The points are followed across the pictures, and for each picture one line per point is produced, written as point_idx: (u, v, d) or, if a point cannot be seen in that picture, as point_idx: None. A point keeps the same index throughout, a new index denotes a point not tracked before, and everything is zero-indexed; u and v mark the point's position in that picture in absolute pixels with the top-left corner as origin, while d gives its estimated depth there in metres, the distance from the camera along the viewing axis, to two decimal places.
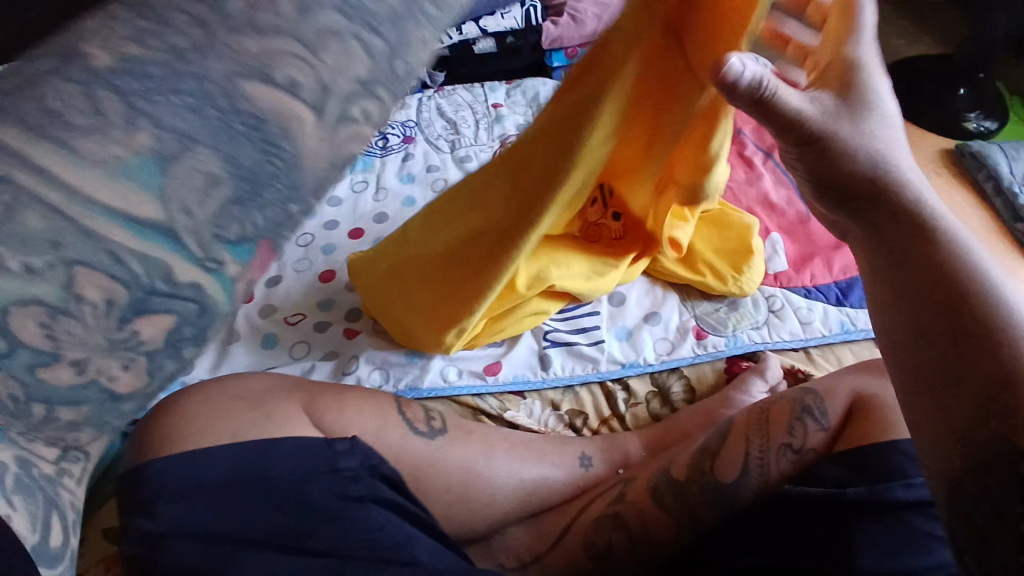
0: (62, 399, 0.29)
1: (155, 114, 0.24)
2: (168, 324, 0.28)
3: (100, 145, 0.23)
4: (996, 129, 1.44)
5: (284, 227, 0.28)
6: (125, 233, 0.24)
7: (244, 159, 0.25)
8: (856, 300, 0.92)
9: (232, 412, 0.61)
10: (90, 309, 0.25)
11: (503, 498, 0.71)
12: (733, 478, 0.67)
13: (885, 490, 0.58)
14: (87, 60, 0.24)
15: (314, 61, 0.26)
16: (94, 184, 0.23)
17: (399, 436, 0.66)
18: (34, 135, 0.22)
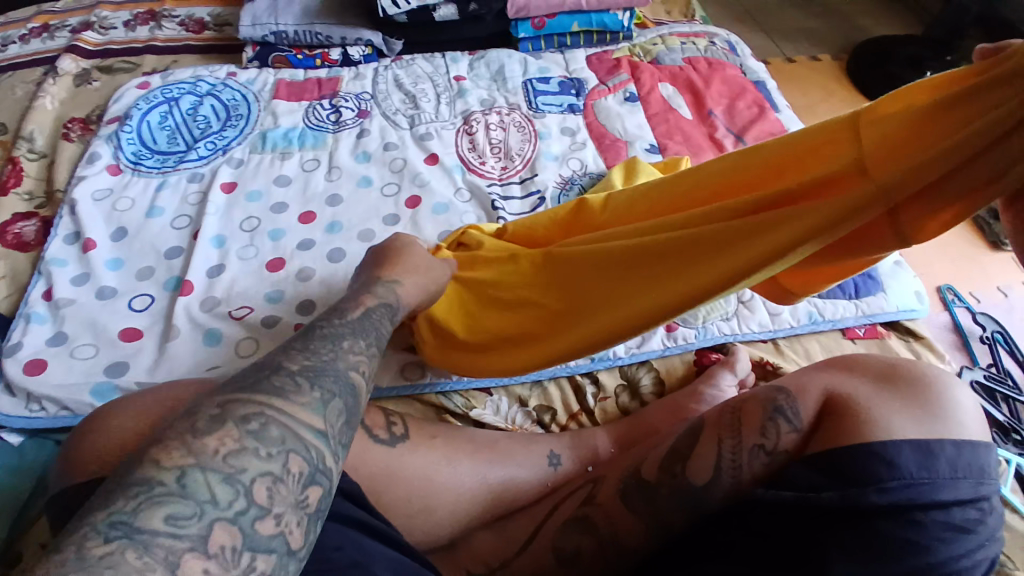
0: (260, 547, 0.39)
1: (322, 380, 0.47)
2: (320, 494, 0.43)
3: (297, 408, 0.44)
4: None
5: (343, 449, 0.46)
6: (314, 434, 0.44)
7: (340, 405, 0.47)
8: (826, 289, 0.90)
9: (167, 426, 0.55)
10: (297, 476, 0.42)
11: (467, 503, 0.68)
12: (705, 482, 0.65)
13: (857, 495, 0.56)
14: (280, 375, 0.46)
15: (360, 346, 0.54)
16: (309, 419, 0.44)
17: (355, 444, 0.62)
18: (264, 403, 0.44)
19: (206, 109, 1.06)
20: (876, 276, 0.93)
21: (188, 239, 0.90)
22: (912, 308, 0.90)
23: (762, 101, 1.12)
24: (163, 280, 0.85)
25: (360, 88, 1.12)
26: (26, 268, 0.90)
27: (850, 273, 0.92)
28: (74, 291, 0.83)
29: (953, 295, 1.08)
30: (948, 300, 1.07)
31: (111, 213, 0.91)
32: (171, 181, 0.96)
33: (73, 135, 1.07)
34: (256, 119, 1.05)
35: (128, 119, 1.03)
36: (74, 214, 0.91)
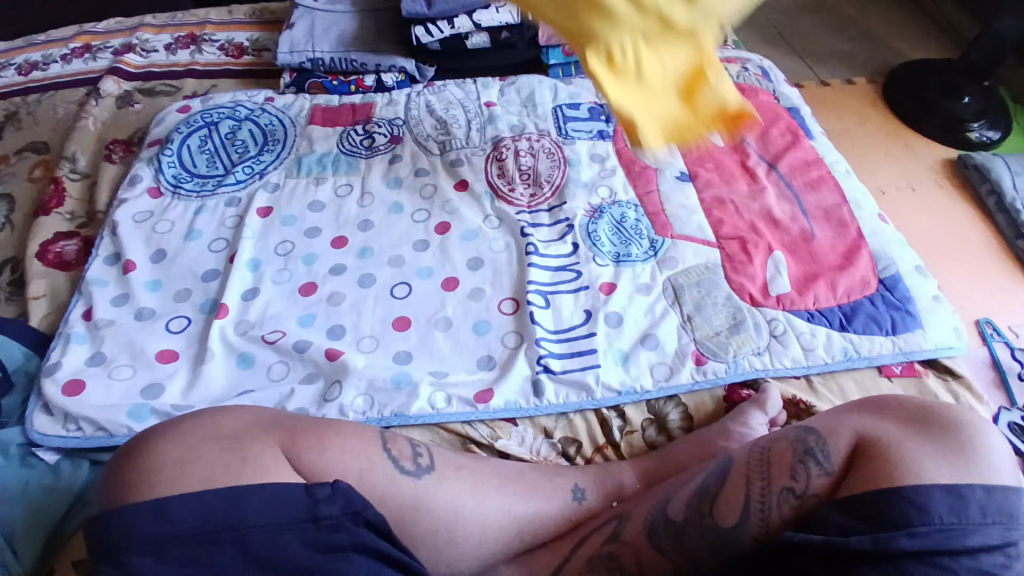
0: None
1: None
2: None
3: None
4: (998, 140, 1.41)
5: None
6: None
7: None
8: (860, 326, 0.89)
9: (199, 453, 0.56)
10: None
11: (492, 535, 0.67)
12: (734, 523, 0.64)
13: (888, 540, 0.55)
14: None
15: None
16: None
17: (385, 473, 0.62)
18: None
19: (244, 133, 1.09)
20: (913, 312, 0.91)
21: (223, 262, 0.92)
22: (949, 346, 0.88)
23: (795, 130, 1.13)
24: (198, 302, 0.88)
25: (393, 114, 1.14)
26: (67, 288, 0.93)
27: (887, 308, 0.91)
28: (113, 312, 0.86)
29: (991, 327, 1.06)
30: (987, 334, 1.05)
31: (151, 235, 0.94)
32: (209, 204, 0.99)
33: (115, 157, 1.11)
34: (291, 143, 1.08)
35: (169, 143, 1.07)
36: (116, 235, 0.94)
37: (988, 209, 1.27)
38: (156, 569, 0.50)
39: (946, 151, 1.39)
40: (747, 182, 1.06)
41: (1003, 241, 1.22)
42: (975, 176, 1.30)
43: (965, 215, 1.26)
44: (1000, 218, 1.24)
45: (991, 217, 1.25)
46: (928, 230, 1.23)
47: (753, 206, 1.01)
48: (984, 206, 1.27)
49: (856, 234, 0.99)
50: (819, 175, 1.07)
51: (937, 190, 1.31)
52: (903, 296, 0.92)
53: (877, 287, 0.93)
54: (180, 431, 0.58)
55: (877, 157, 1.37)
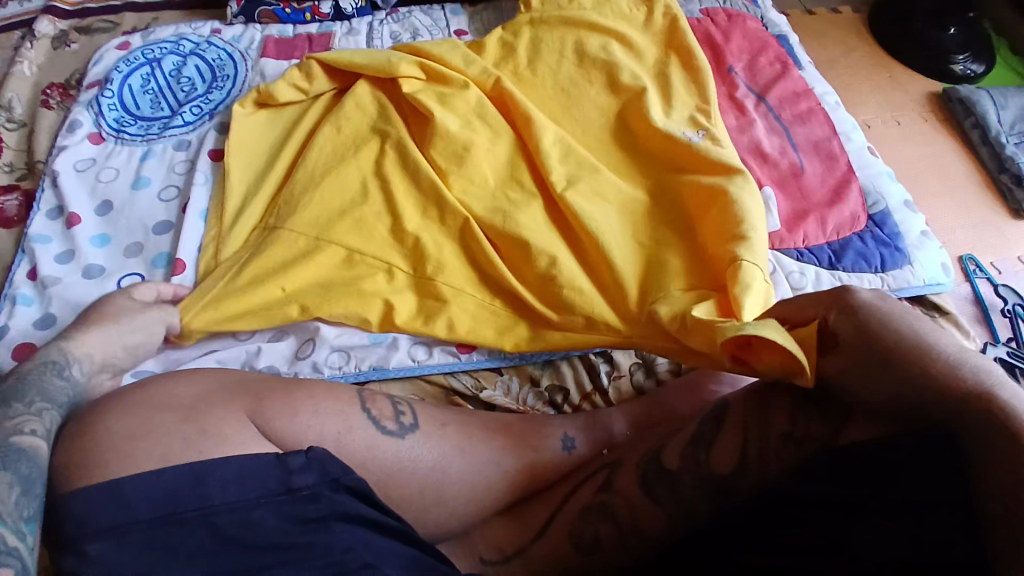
0: None
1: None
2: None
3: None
4: (982, 74, 1.37)
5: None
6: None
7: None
8: (851, 263, 0.86)
9: (159, 427, 0.52)
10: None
11: (482, 491, 0.65)
12: (728, 471, 0.63)
13: (898, 491, 0.53)
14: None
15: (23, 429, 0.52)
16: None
17: (363, 435, 0.58)
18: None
19: (190, 69, 0.98)
20: (902, 249, 0.88)
21: (176, 212, 0.84)
22: (938, 282, 0.86)
23: (784, 58, 1.07)
24: (152, 257, 0.81)
25: (354, 44, 1.05)
26: (9, 246, 0.85)
27: (876, 245, 0.88)
28: (59, 270, 0.79)
29: (974, 264, 1.05)
30: (970, 270, 1.04)
31: (95, 185, 0.86)
32: (157, 148, 0.90)
33: (52, 102, 1.00)
34: (243, 79, 0.98)
35: (108, 83, 0.96)
36: (56, 186, 0.85)
37: (971, 142, 1.23)
38: (119, 556, 0.46)
39: (931, 83, 1.34)
40: (734, 114, 0.99)
41: (986, 175, 1.20)
42: (959, 109, 1.27)
43: (949, 148, 1.23)
44: (982, 151, 1.21)
45: (974, 150, 1.22)
46: (913, 165, 1.20)
47: (742, 139, 0.95)
48: (967, 140, 1.24)
49: (846, 168, 0.95)
50: (809, 107, 1.01)
51: (923, 123, 1.26)
52: (892, 233, 0.90)
53: (866, 223, 0.90)
54: (137, 404, 0.54)
55: (863, 88, 1.32)
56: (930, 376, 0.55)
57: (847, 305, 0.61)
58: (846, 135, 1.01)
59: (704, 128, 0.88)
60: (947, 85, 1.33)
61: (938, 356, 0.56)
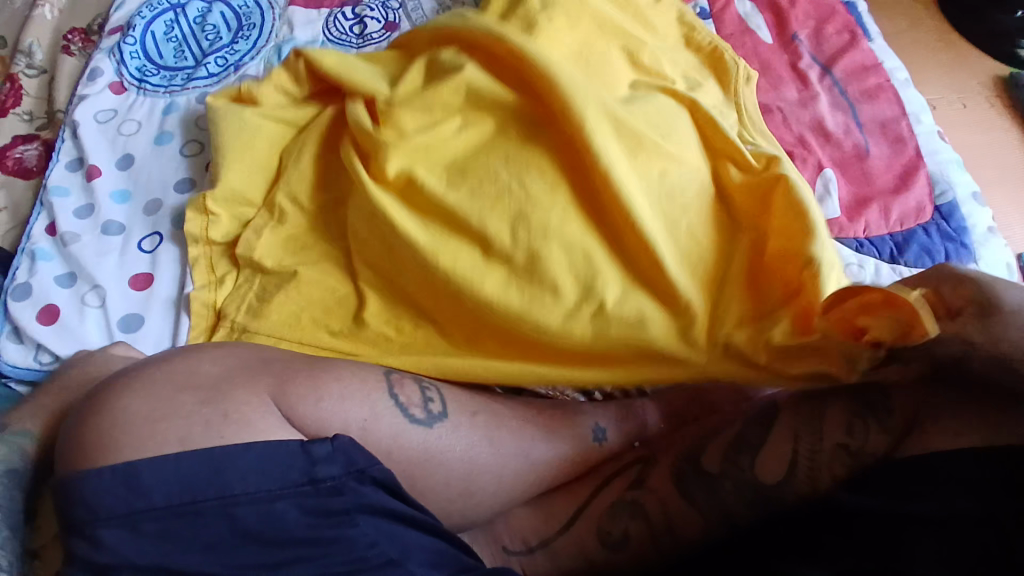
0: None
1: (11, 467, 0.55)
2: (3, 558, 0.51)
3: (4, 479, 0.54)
4: None
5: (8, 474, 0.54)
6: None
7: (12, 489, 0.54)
8: (914, 257, 0.79)
9: (179, 407, 0.50)
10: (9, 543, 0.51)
11: (510, 483, 0.62)
12: (776, 481, 0.59)
13: (958, 506, 0.50)
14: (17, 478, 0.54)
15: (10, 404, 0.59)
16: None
17: (389, 423, 0.55)
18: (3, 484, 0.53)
19: (215, 16, 0.93)
20: (969, 244, 0.81)
21: (199, 170, 0.80)
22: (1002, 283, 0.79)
23: (853, 26, 0.98)
24: (173, 217, 0.77)
25: None
26: (30, 200, 0.82)
27: (941, 239, 0.81)
28: (78, 226, 0.76)
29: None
30: None
31: (116, 138, 0.82)
32: (180, 101, 0.85)
33: (73, 48, 0.95)
34: (270, 29, 0.92)
35: (130, 28, 0.91)
36: (76, 138, 0.82)
37: None
38: (133, 545, 0.44)
39: (998, 64, 1.23)
40: (797, 86, 0.92)
41: None
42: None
43: (1012, 136, 1.13)
44: None
45: None
46: (977, 152, 1.10)
47: (803, 114, 0.88)
48: None
49: (914, 152, 0.87)
50: (877, 83, 0.93)
51: (988, 108, 1.16)
52: (959, 227, 0.82)
53: (932, 215, 0.83)
54: (155, 382, 0.51)
55: (925, 63, 1.22)
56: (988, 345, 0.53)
57: (951, 276, 0.56)
58: (915, 117, 0.91)
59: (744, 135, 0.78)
60: (1015, 67, 1.22)
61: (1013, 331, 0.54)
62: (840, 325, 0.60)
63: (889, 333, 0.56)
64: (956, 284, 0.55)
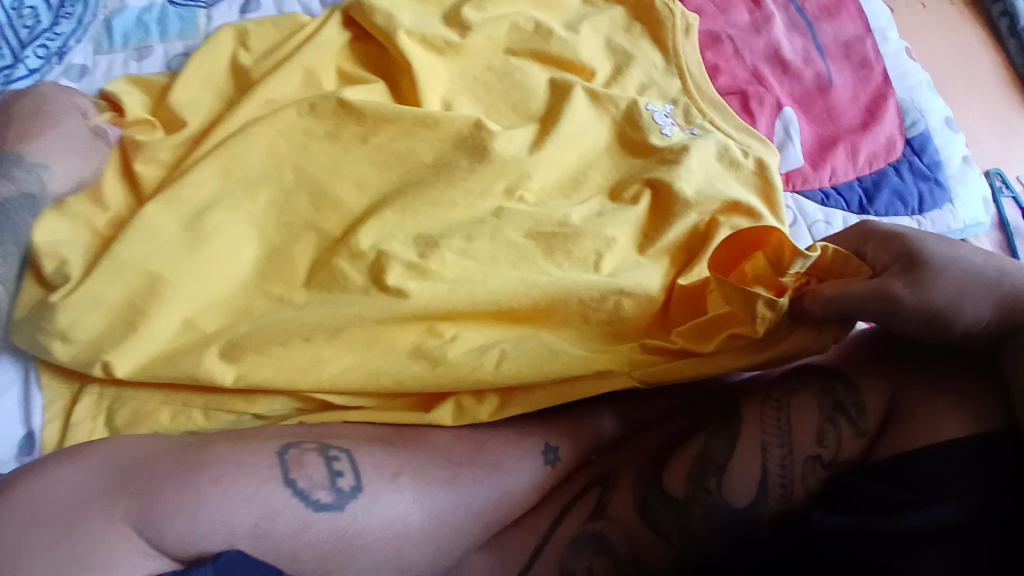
0: None
1: None
2: None
3: None
4: None
5: None
6: None
7: None
8: (884, 207, 0.70)
9: (30, 552, 0.42)
10: None
11: (451, 540, 0.54)
12: (747, 503, 0.52)
13: (938, 516, 0.45)
14: None
15: None
16: None
17: (289, 518, 0.47)
18: None
19: None
20: (943, 182, 0.73)
21: None
22: (978, 223, 0.72)
23: None
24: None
25: None
26: None
27: (914, 180, 0.72)
28: None
29: (1001, 180, 0.87)
30: (996, 187, 0.86)
31: None
32: None
33: None
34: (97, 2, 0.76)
35: None
36: None
37: (998, 33, 1.01)
38: None
39: None
40: (748, 5, 0.79)
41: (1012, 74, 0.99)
42: None
43: (974, 38, 1.01)
44: (1010, 45, 1.00)
45: (1000, 44, 1.01)
46: (944, 57, 0.98)
47: (756, 41, 0.76)
48: (994, 30, 1.02)
49: (881, 77, 0.77)
50: None
51: (950, 6, 1.03)
52: (933, 162, 0.73)
53: (903, 150, 0.74)
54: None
55: None
56: (967, 289, 0.49)
57: (877, 235, 0.54)
58: (881, 34, 0.81)
59: (676, 101, 0.72)
60: None
61: (985, 271, 0.49)
62: (761, 282, 0.55)
63: (767, 266, 0.54)
64: (879, 242, 0.54)
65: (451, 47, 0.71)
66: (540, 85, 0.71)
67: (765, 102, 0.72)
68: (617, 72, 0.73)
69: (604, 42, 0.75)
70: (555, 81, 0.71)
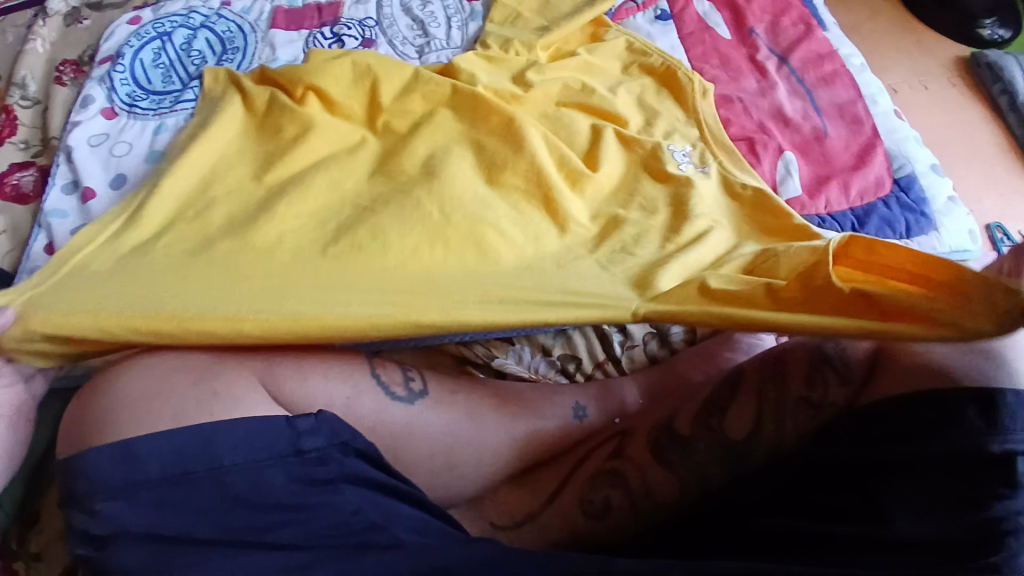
0: None
1: None
2: None
3: None
4: (1011, 39, 1.29)
5: None
6: None
7: None
8: (874, 229, 0.84)
9: (171, 391, 0.53)
10: None
11: (491, 457, 0.65)
12: (744, 437, 0.62)
13: (914, 444, 0.52)
14: None
15: None
16: None
17: (373, 399, 0.59)
18: None
19: (200, 43, 0.98)
20: (928, 214, 0.86)
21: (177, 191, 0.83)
22: (966, 250, 0.85)
23: (808, 18, 1.05)
24: None
25: (363, 13, 1.04)
26: (27, 222, 0.83)
27: (901, 211, 0.86)
28: None
29: (1001, 233, 1.01)
30: (998, 238, 1.00)
31: (109, 158, 0.85)
32: (169, 122, 0.89)
33: (67, 79, 0.98)
34: (253, 52, 0.98)
35: (120, 57, 0.95)
36: (71, 161, 0.85)
37: (1000, 109, 1.18)
38: (129, 515, 0.48)
39: (959, 49, 1.27)
40: (757, 78, 0.98)
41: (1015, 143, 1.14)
42: (987, 75, 1.21)
43: (976, 114, 1.17)
44: (1012, 119, 1.16)
45: (1003, 117, 1.17)
46: (944, 131, 1.14)
47: (762, 103, 0.94)
48: (996, 107, 1.18)
49: (871, 131, 0.93)
50: (834, 68, 1.00)
51: (952, 89, 1.20)
52: (919, 198, 0.87)
53: (891, 188, 0.88)
54: (149, 369, 0.55)
55: (890, 51, 1.25)
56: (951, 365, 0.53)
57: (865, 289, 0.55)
58: (872, 99, 0.97)
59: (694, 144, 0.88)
60: (976, 50, 1.26)
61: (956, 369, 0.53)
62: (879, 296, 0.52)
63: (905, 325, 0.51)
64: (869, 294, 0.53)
65: (516, 99, 0.90)
66: (584, 129, 0.88)
67: (769, 146, 0.88)
68: (647, 123, 0.91)
69: (635, 98, 0.94)
70: (597, 124, 0.89)
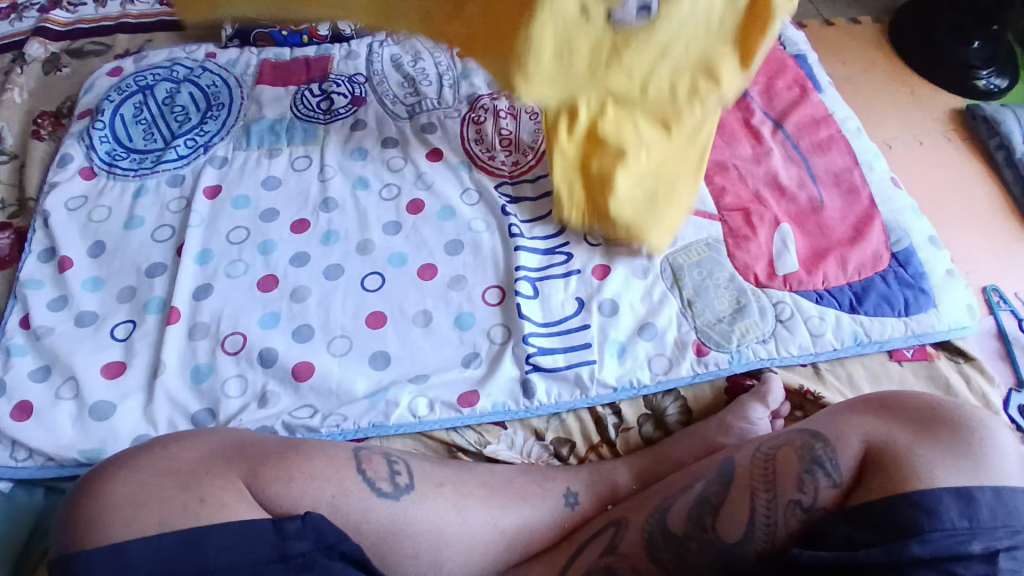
0: None
1: None
2: None
3: None
4: (1007, 88, 1.29)
5: None
6: None
7: None
8: (872, 306, 0.84)
9: (160, 492, 0.53)
10: None
11: (480, 549, 0.64)
12: (737, 538, 0.60)
13: (900, 548, 0.52)
14: None
15: None
16: None
17: (361, 497, 0.59)
18: None
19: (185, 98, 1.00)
20: (927, 289, 0.86)
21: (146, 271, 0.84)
22: (963, 325, 0.84)
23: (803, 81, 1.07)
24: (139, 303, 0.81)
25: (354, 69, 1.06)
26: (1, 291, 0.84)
27: (900, 287, 0.86)
28: (51, 317, 0.80)
29: (997, 296, 0.98)
30: (993, 301, 0.97)
31: (87, 224, 0.87)
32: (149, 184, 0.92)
33: (43, 132, 1.00)
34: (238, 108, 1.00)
35: (101, 113, 0.98)
36: (47, 227, 0.87)
37: (996, 164, 1.17)
38: None
39: (954, 100, 1.27)
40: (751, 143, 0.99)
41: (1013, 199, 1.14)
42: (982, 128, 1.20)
43: (973, 170, 1.16)
44: (1008, 174, 1.15)
45: (999, 172, 1.16)
46: (939, 188, 1.14)
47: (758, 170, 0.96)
48: (992, 162, 1.18)
49: (868, 202, 0.93)
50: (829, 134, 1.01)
51: (946, 143, 1.20)
52: (917, 273, 0.87)
53: (889, 262, 0.88)
54: (136, 466, 0.55)
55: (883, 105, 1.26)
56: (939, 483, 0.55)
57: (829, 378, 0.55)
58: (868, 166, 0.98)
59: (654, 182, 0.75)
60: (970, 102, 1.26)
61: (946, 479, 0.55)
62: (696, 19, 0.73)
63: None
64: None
65: None
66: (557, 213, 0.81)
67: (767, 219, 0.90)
68: None
69: None
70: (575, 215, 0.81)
